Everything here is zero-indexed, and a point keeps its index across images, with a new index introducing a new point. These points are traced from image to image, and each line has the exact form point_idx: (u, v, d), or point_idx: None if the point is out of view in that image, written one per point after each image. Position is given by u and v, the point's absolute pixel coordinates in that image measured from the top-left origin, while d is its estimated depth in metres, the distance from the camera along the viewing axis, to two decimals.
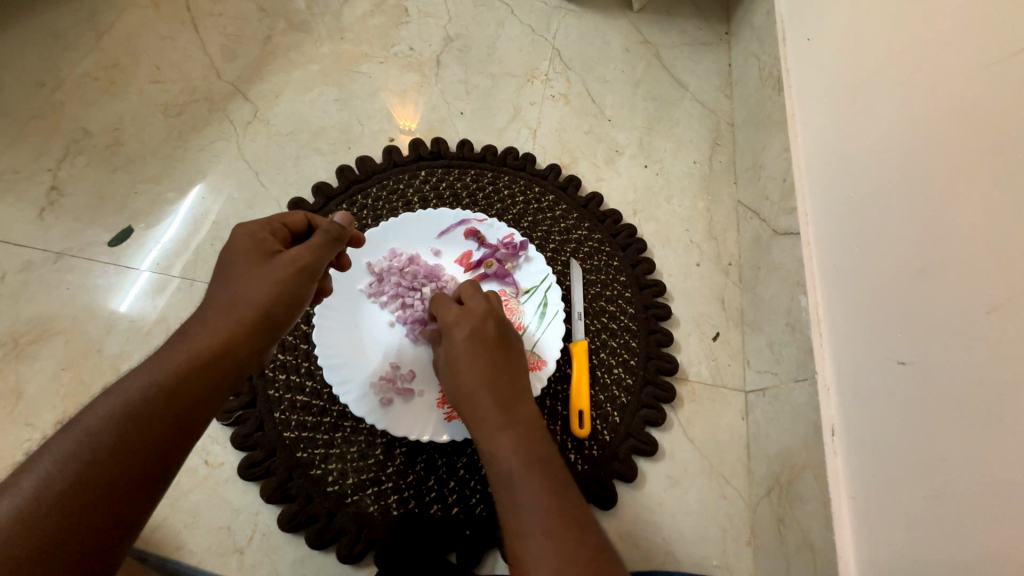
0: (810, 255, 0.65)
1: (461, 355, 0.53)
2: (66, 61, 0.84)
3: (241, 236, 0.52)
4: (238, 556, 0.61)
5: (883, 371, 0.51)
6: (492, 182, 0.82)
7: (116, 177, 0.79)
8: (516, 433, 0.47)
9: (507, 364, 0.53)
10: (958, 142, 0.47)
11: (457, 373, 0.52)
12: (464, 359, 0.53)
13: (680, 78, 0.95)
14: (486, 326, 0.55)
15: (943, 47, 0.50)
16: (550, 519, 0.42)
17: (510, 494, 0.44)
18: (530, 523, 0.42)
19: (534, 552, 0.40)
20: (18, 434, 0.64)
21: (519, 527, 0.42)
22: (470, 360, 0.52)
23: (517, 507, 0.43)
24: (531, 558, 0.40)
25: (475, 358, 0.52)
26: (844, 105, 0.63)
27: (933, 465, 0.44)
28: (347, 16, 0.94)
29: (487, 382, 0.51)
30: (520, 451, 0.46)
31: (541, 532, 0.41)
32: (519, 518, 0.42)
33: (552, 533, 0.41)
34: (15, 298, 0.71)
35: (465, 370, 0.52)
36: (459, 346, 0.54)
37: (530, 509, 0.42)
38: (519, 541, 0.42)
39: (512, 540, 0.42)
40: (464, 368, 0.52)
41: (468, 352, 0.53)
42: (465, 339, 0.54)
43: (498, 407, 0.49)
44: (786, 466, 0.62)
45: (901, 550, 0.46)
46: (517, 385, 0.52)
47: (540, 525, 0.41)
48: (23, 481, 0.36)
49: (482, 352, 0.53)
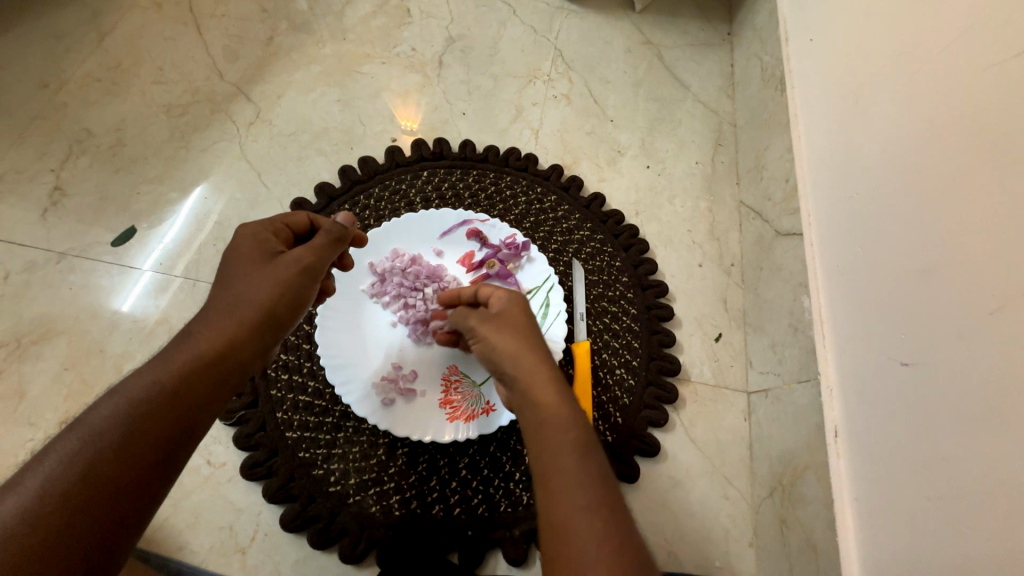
0: (813, 255, 0.64)
1: (517, 331, 0.49)
2: (69, 61, 0.84)
3: (244, 237, 0.52)
4: (240, 556, 0.61)
5: (886, 373, 0.51)
6: (494, 182, 0.82)
7: (119, 178, 0.79)
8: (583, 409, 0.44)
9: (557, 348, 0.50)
10: (963, 144, 0.47)
11: (508, 346, 0.48)
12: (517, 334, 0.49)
13: (683, 79, 0.95)
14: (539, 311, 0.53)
15: (947, 48, 0.50)
16: (610, 499, 0.38)
17: (571, 467, 0.39)
18: (590, 500, 0.37)
19: (589, 532, 0.36)
20: (21, 433, 0.65)
21: (573, 504, 0.37)
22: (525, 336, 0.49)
23: (576, 480, 0.38)
24: (582, 539, 0.36)
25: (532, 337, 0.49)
26: (846, 106, 0.63)
27: (936, 466, 0.44)
28: (349, 17, 0.95)
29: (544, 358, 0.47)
30: (584, 426, 0.42)
31: (602, 510, 0.37)
32: (573, 494, 0.38)
33: (610, 515, 0.37)
34: (18, 298, 0.71)
35: (518, 344, 0.48)
36: (511, 323, 0.50)
37: (592, 484, 0.38)
38: (569, 517, 0.37)
39: (559, 512, 0.37)
40: (518, 343, 0.48)
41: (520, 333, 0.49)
42: (520, 318, 0.51)
43: (562, 385, 0.45)
44: (789, 467, 0.62)
45: (905, 550, 0.46)
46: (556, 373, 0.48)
47: (601, 506, 0.37)
48: (27, 481, 0.36)
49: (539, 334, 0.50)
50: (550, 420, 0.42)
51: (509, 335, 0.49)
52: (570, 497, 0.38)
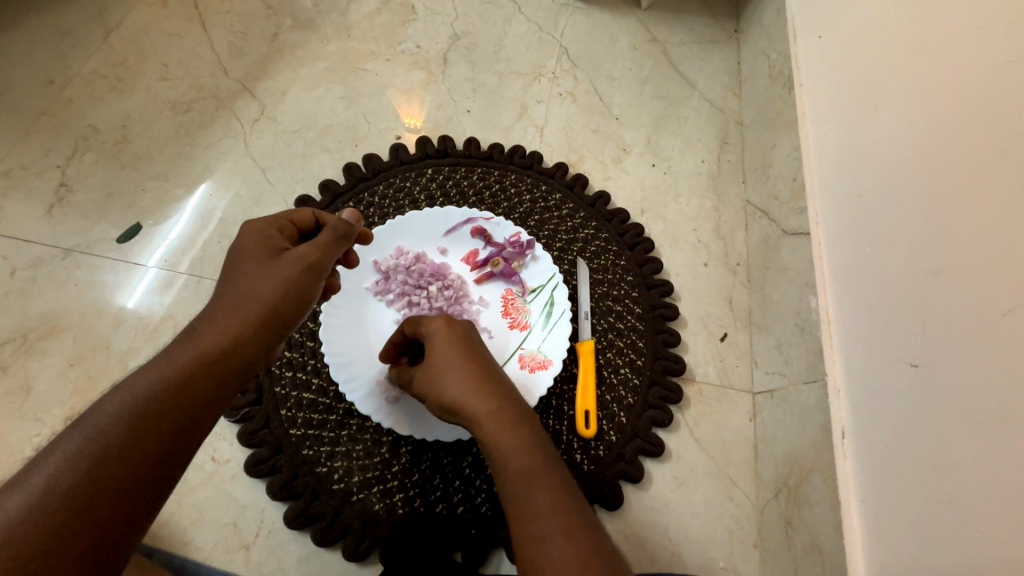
0: (820, 255, 0.64)
1: (448, 364, 0.49)
2: (76, 57, 0.85)
3: (249, 234, 0.52)
4: (244, 552, 0.61)
5: (895, 374, 0.50)
6: (498, 180, 0.82)
7: (125, 174, 0.79)
8: (527, 429, 0.44)
9: (494, 366, 0.50)
10: (974, 143, 0.46)
11: (443, 386, 0.48)
12: (450, 367, 0.49)
13: (689, 76, 0.95)
14: (465, 332, 0.52)
15: (958, 46, 0.50)
16: (569, 519, 0.39)
17: (526, 495, 0.40)
18: (548, 526, 0.38)
19: (556, 559, 0.37)
20: (27, 429, 0.65)
21: (535, 531, 0.38)
22: (456, 364, 0.49)
23: (531, 508, 0.39)
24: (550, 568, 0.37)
25: (465, 365, 0.49)
26: (854, 105, 0.62)
27: (943, 468, 0.44)
28: (354, 13, 0.94)
29: (479, 380, 0.47)
30: (528, 452, 0.42)
31: (563, 534, 0.38)
32: (534, 521, 0.39)
33: (573, 537, 0.38)
34: (25, 294, 0.71)
35: (452, 378, 0.48)
36: (439, 358, 0.50)
37: (547, 511, 0.39)
38: (535, 546, 0.38)
39: (525, 548, 0.38)
40: (450, 373, 0.48)
41: (456, 363, 0.49)
42: (444, 349, 0.50)
43: (508, 414, 0.45)
44: (794, 468, 0.61)
45: (912, 552, 0.46)
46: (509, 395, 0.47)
47: (560, 530, 0.38)
48: (33, 477, 0.36)
49: (466, 358, 0.49)
50: (502, 457, 0.42)
51: (447, 372, 0.48)
52: (531, 526, 0.39)
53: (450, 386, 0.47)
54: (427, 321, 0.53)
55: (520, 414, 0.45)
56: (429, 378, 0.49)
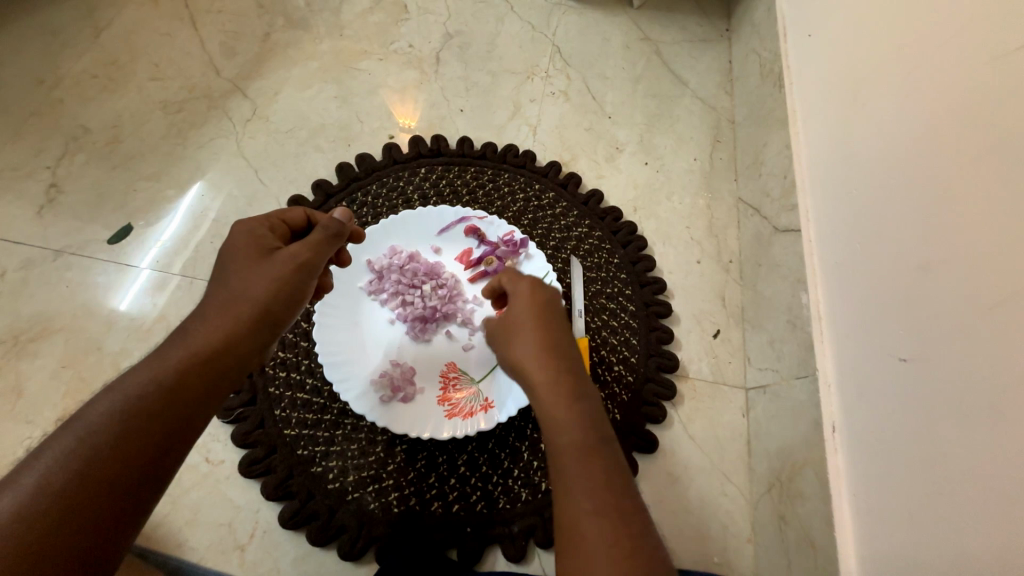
0: (810, 252, 0.64)
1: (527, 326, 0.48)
2: (65, 57, 0.84)
3: (241, 233, 0.52)
4: (239, 553, 0.61)
5: (884, 369, 0.51)
6: (492, 178, 0.82)
7: (116, 174, 0.79)
8: (590, 405, 0.43)
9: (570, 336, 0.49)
10: (961, 141, 0.47)
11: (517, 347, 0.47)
12: (527, 333, 0.48)
13: (681, 75, 0.95)
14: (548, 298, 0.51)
15: (946, 43, 0.50)
16: (614, 505, 0.38)
17: (576, 469, 0.40)
18: (593, 507, 0.38)
19: (594, 540, 0.37)
20: (19, 431, 0.64)
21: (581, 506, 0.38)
22: (537, 324, 0.48)
23: (580, 486, 0.39)
24: (589, 544, 0.37)
25: (545, 328, 0.48)
26: (845, 102, 0.63)
27: (933, 462, 0.44)
28: (346, 13, 0.94)
29: (556, 349, 0.46)
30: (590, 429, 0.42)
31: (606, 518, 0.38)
32: (580, 496, 0.39)
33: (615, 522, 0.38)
34: (15, 295, 0.71)
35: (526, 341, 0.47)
36: (517, 314, 0.50)
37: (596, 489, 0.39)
38: (580, 522, 0.38)
39: (569, 522, 0.38)
40: (530, 330, 0.48)
41: (534, 329, 0.48)
42: (525, 308, 0.50)
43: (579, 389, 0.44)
44: (787, 463, 0.62)
45: (902, 546, 0.46)
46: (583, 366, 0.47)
47: (604, 513, 0.38)
48: (22, 478, 0.36)
49: (542, 324, 0.48)
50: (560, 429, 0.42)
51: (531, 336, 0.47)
52: (578, 500, 0.39)
53: (530, 342, 0.47)
54: (514, 277, 0.53)
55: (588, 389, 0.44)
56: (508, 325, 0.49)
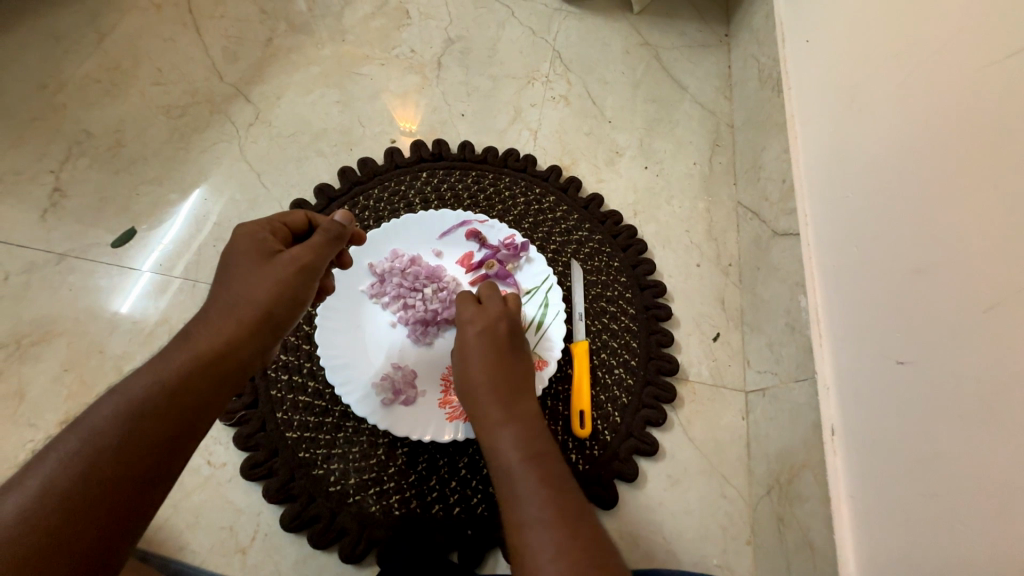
0: (809, 256, 0.65)
1: (470, 351, 0.55)
2: (69, 62, 0.85)
3: (242, 236, 0.52)
4: (240, 555, 0.62)
5: (882, 371, 0.51)
6: (493, 183, 0.83)
7: (119, 179, 0.80)
8: (518, 428, 0.48)
9: (512, 364, 0.54)
10: (956, 146, 0.47)
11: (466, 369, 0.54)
12: (472, 356, 0.54)
13: (680, 80, 0.96)
14: (492, 317, 0.58)
15: (944, 47, 0.51)
16: (550, 511, 0.41)
17: (510, 488, 0.44)
18: (529, 516, 0.41)
19: (533, 544, 0.40)
20: (21, 434, 0.65)
21: (518, 520, 0.42)
22: (478, 356, 0.54)
23: (515, 499, 0.43)
24: (528, 551, 0.40)
25: (486, 361, 0.53)
26: (842, 107, 0.63)
27: (931, 464, 0.45)
28: (348, 18, 0.95)
29: (493, 381, 0.52)
30: (524, 448, 0.46)
31: (542, 526, 0.40)
32: (518, 510, 0.42)
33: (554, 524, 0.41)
34: (18, 299, 0.71)
35: (473, 367, 0.53)
36: (466, 341, 0.56)
37: (533, 500, 0.42)
38: (517, 534, 0.41)
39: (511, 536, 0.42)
40: (473, 363, 0.54)
41: (477, 348, 0.55)
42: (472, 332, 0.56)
43: (512, 413, 0.49)
44: (786, 465, 0.62)
45: (901, 548, 0.46)
46: (524, 386, 0.53)
47: (542, 522, 0.41)
48: (28, 480, 0.37)
49: (485, 351, 0.54)
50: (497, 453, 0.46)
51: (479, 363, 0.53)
52: (516, 515, 0.42)
53: (471, 377, 0.53)
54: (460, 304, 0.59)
55: (521, 416, 0.49)
56: (457, 354, 0.56)
